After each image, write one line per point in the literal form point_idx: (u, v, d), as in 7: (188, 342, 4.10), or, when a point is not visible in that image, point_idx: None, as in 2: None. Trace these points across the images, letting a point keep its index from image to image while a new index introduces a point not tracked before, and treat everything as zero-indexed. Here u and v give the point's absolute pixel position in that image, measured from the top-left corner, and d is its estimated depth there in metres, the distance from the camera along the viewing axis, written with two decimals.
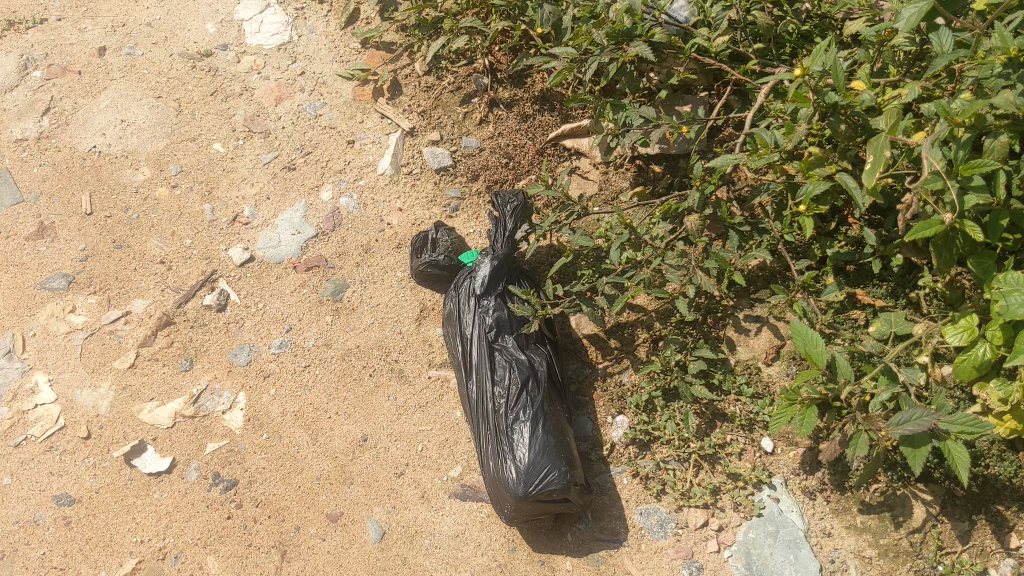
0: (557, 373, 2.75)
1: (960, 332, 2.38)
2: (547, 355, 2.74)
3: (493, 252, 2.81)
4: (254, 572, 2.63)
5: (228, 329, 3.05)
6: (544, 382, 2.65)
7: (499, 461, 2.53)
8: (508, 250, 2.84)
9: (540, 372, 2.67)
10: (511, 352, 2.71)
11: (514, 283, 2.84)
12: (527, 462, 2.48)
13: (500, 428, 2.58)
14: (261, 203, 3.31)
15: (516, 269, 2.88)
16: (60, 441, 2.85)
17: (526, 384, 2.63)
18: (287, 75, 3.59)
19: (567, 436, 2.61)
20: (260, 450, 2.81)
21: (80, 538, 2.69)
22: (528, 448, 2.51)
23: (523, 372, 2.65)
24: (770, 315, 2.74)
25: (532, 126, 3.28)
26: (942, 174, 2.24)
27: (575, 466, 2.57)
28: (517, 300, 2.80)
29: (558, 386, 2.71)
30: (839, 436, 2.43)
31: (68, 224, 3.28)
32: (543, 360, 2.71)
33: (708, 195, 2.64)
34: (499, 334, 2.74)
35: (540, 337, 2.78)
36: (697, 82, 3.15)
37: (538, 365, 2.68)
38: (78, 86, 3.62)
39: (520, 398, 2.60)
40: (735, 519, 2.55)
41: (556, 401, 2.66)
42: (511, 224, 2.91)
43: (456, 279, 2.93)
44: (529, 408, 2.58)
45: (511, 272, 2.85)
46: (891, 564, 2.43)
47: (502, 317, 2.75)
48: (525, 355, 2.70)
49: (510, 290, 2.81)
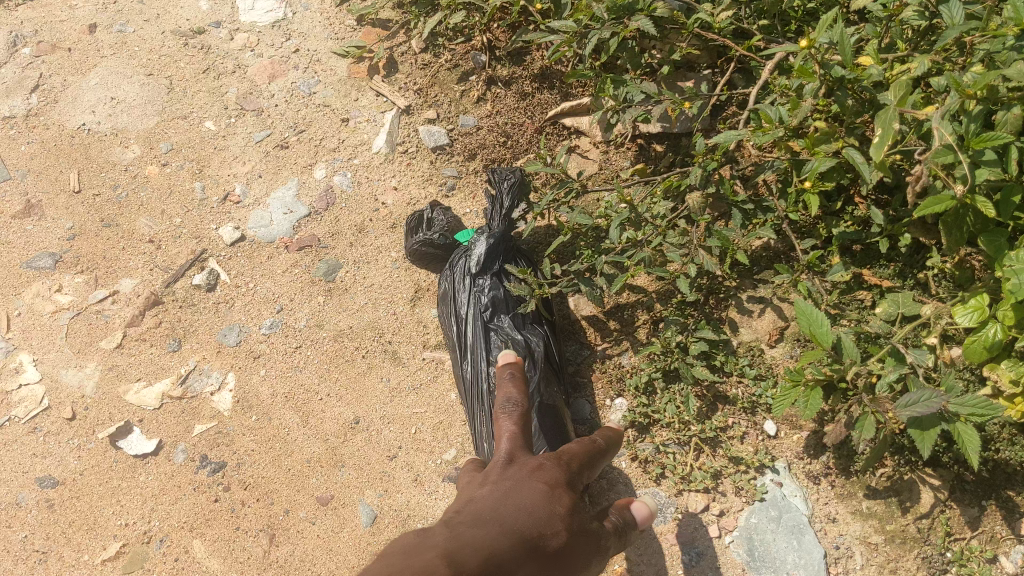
0: (557, 350, 2.68)
1: (970, 313, 2.28)
2: (546, 333, 2.67)
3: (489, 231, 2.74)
4: (242, 556, 2.56)
5: (218, 309, 2.97)
6: (541, 361, 2.59)
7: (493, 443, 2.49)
8: (504, 228, 2.77)
9: (537, 352, 2.60)
10: (508, 331, 2.64)
11: (511, 260, 2.76)
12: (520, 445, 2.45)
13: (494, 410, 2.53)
14: (253, 181, 3.24)
15: (515, 246, 2.80)
16: (44, 422, 2.78)
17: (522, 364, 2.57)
18: (281, 53, 3.51)
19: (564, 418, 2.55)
20: (249, 432, 2.74)
21: (63, 520, 2.63)
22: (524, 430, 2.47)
23: (519, 353, 2.59)
24: (773, 295, 2.66)
25: (531, 104, 3.20)
26: (954, 147, 2.14)
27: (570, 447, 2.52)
28: (515, 278, 2.73)
29: (557, 365, 2.64)
30: (846, 419, 2.33)
31: (56, 202, 3.21)
32: (541, 339, 2.64)
33: (710, 171, 2.58)
34: (495, 314, 2.67)
35: (540, 314, 2.70)
36: (700, 59, 3.07)
37: (535, 344, 2.62)
38: (67, 63, 3.55)
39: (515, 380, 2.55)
40: (736, 504, 2.48)
41: (554, 381, 2.60)
42: (508, 201, 2.82)
43: (452, 259, 2.84)
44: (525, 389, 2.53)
45: (509, 249, 2.77)
46: (899, 551, 2.34)
47: (498, 297, 2.68)
48: (522, 335, 2.63)
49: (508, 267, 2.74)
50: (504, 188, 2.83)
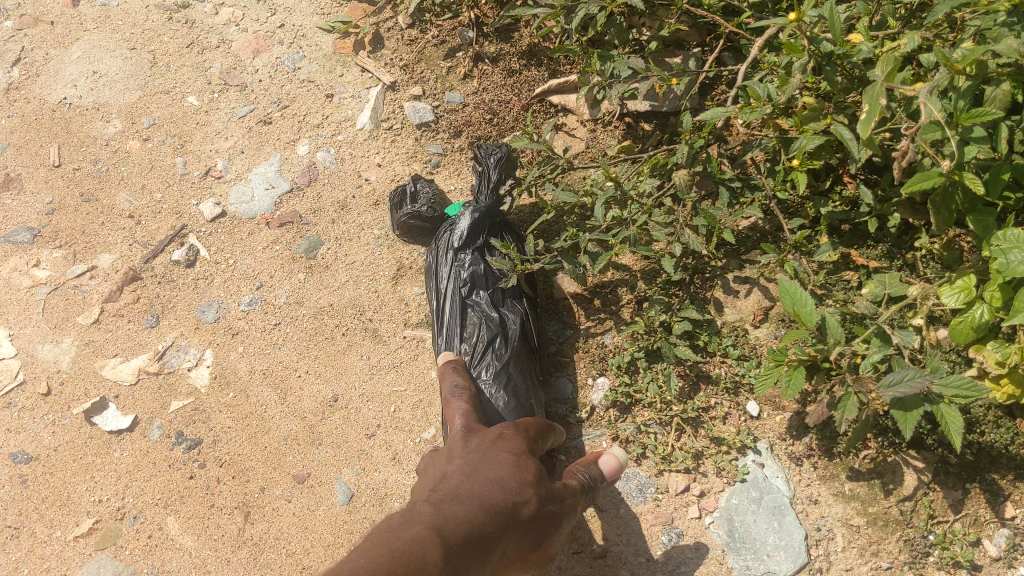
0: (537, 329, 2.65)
1: (956, 293, 2.23)
2: (526, 311, 2.64)
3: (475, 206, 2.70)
4: (217, 534, 2.53)
5: (197, 285, 2.93)
6: (517, 338, 2.56)
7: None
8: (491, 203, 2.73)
9: (513, 330, 2.57)
10: (486, 307, 2.61)
11: (497, 236, 2.73)
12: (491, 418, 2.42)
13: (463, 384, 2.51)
14: (235, 157, 3.19)
15: (501, 222, 2.77)
16: (18, 397, 2.74)
17: (497, 340, 2.55)
18: (266, 28, 3.45)
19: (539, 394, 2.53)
20: (226, 409, 2.70)
21: (36, 496, 2.59)
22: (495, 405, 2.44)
23: (494, 330, 2.56)
24: (760, 277, 2.60)
25: (518, 81, 3.16)
26: (942, 124, 2.08)
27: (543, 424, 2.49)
28: (499, 255, 2.70)
29: (537, 342, 2.62)
30: (828, 399, 2.31)
31: (35, 176, 3.16)
32: (520, 316, 2.61)
33: (698, 149, 2.53)
34: (473, 290, 2.64)
35: (521, 292, 2.66)
36: (689, 36, 3.03)
37: (512, 322, 2.59)
38: (49, 36, 3.49)
39: (488, 355, 2.52)
40: (717, 485, 2.44)
41: (531, 357, 2.58)
42: (495, 176, 2.78)
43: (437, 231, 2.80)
44: (499, 365, 2.50)
45: (494, 225, 2.73)
46: (880, 533, 2.31)
47: (478, 272, 2.65)
48: (499, 312, 2.60)
49: (491, 244, 2.71)
50: (493, 163, 2.80)
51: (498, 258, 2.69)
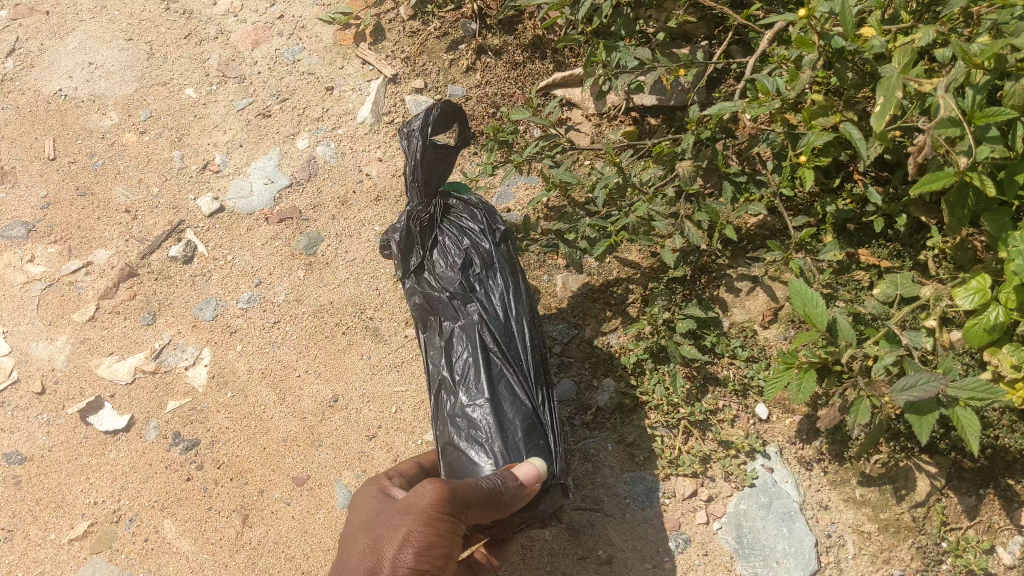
0: (504, 323, 2.30)
1: (971, 295, 2.15)
2: (480, 312, 2.30)
3: (393, 224, 2.41)
4: (214, 537, 2.47)
5: (194, 282, 2.88)
6: (468, 358, 2.23)
7: (444, 463, 2.14)
8: (412, 207, 2.43)
9: (461, 353, 2.24)
10: (435, 327, 2.34)
11: (434, 241, 2.45)
12: (468, 468, 2.08)
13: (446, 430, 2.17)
14: (233, 151, 3.14)
15: (440, 219, 2.48)
16: (12, 396, 2.69)
17: (449, 371, 2.24)
18: (265, 19, 3.40)
19: (518, 409, 2.15)
20: (224, 409, 2.65)
21: (30, 498, 2.54)
22: (471, 446, 2.09)
23: (444, 359, 2.26)
24: (764, 274, 2.55)
25: (521, 74, 3.12)
26: (959, 120, 2.04)
27: (539, 445, 2.09)
28: (436, 263, 2.42)
29: (502, 343, 2.25)
30: (840, 403, 2.23)
31: (30, 169, 3.10)
32: (469, 326, 2.28)
33: (704, 138, 2.51)
34: (428, 312, 2.36)
35: (469, 291, 2.35)
36: (697, 30, 2.97)
37: (460, 340, 2.27)
38: (45, 27, 3.43)
39: (443, 391, 2.23)
40: (726, 489, 2.38)
41: (497, 366, 2.21)
42: (419, 149, 2.45)
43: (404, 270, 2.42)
44: (459, 403, 2.17)
45: (426, 230, 2.44)
46: (892, 540, 2.25)
47: (427, 297, 2.37)
48: (459, 329, 2.29)
49: (427, 254, 2.43)
50: (411, 140, 2.46)
51: (436, 267, 2.41)
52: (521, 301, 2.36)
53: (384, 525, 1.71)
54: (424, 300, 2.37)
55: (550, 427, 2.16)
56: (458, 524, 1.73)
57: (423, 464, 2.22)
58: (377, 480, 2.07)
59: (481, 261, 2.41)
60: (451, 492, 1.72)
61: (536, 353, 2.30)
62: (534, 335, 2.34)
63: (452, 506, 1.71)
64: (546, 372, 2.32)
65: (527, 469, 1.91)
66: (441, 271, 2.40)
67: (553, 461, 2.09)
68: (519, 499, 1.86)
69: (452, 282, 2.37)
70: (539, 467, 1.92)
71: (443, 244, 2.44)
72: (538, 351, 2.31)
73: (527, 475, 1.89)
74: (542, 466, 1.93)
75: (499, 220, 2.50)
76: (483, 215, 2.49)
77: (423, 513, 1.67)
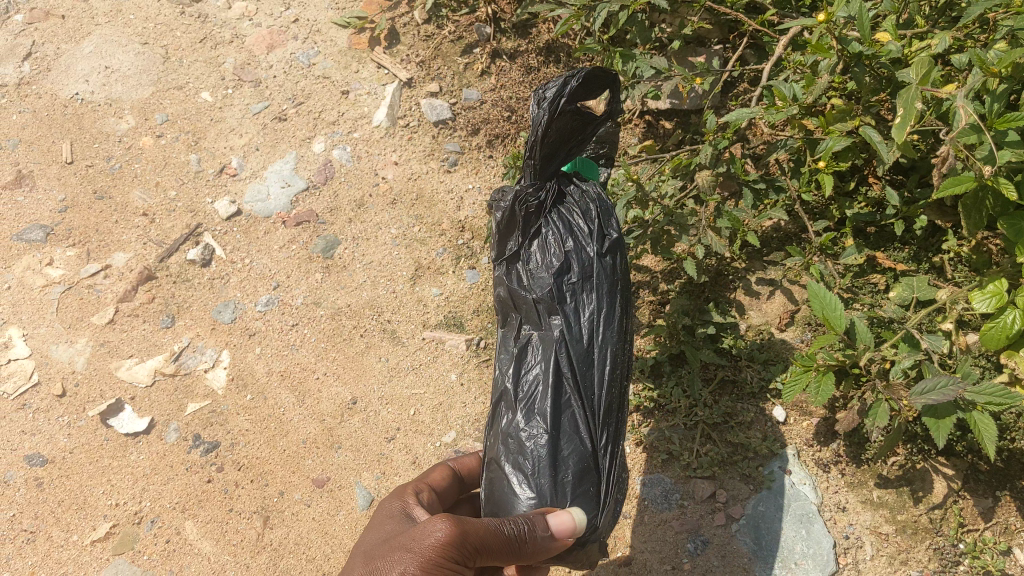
0: (586, 349, 1.97)
1: (988, 298, 2.17)
2: (562, 329, 1.99)
3: (501, 202, 2.17)
4: (235, 539, 2.48)
5: (213, 285, 2.90)
6: (539, 377, 1.94)
7: (488, 480, 1.92)
8: (521, 189, 2.16)
9: (532, 368, 1.96)
10: (513, 327, 2.07)
11: (537, 230, 2.16)
12: (506, 498, 1.85)
13: (494, 450, 1.93)
14: (250, 154, 3.16)
15: (552, 207, 2.18)
16: (33, 398, 2.70)
17: (515, 385, 1.96)
18: (280, 23, 3.42)
19: (575, 448, 1.86)
20: (243, 412, 2.67)
21: (52, 499, 2.55)
22: (516, 471, 1.86)
23: (513, 370, 1.98)
24: (783, 278, 2.62)
25: (536, 78, 3.17)
26: (978, 127, 2.06)
27: (587, 492, 1.83)
28: (533, 256, 2.12)
29: (578, 370, 1.94)
30: (858, 407, 2.26)
31: (48, 173, 3.12)
32: (547, 340, 1.99)
33: (721, 150, 2.52)
34: (508, 315, 2.10)
35: (558, 301, 2.03)
36: (711, 34, 2.98)
37: (535, 353, 1.99)
38: (61, 30, 3.45)
39: (503, 404, 1.96)
40: (744, 492, 2.35)
41: (565, 393, 1.91)
42: (543, 118, 2.14)
43: (499, 250, 2.17)
44: (514, 423, 1.91)
45: (532, 216, 2.16)
46: (909, 542, 2.23)
47: (505, 296, 2.11)
48: (529, 339, 2.01)
49: (525, 244, 2.14)
50: (541, 111, 2.15)
51: (531, 260, 2.12)
52: (613, 329, 2.02)
53: (384, 558, 1.65)
54: (509, 294, 2.09)
55: (606, 475, 1.87)
56: (463, 568, 1.63)
57: (460, 471, 2.11)
58: (401, 494, 1.96)
59: (580, 270, 2.08)
60: (461, 536, 1.60)
61: (615, 390, 1.97)
62: (620, 369, 2.01)
63: (459, 552, 1.60)
64: (622, 408, 2.00)
65: (563, 519, 1.67)
66: (534, 268, 2.10)
67: (600, 511, 1.83)
68: (548, 550, 1.68)
69: (543, 286, 2.06)
70: (578, 520, 1.68)
71: (546, 237, 2.14)
72: (619, 386, 1.99)
73: (562, 528, 1.66)
74: (583, 519, 1.69)
75: (614, 225, 2.16)
76: (597, 213, 2.16)
77: (423, 554, 1.59)
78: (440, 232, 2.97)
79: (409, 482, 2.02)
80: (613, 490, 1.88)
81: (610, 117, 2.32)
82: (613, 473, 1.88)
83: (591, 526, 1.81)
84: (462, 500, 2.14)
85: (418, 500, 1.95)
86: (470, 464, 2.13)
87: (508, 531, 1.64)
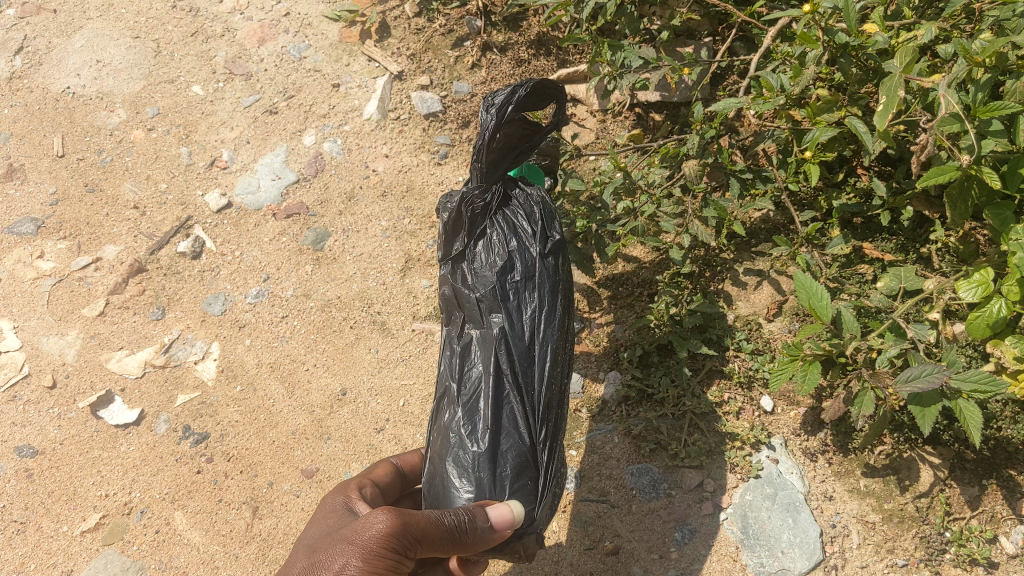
0: (527, 345, 2.01)
1: (974, 288, 2.12)
2: (503, 325, 2.02)
3: (447, 204, 2.22)
4: (224, 529, 2.48)
5: (203, 277, 2.91)
6: (481, 373, 1.97)
7: (430, 475, 1.93)
8: (468, 191, 2.21)
9: (474, 365, 1.98)
10: (457, 325, 2.10)
11: (483, 231, 2.21)
12: (447, 492, 1.86)
13: (436, 447, 1.95)
14: (241, 147, 3.16)
15: (497, 209, 2.24)
16: (23, 390, 2.71)
17: (458, 382, 1.98)
18: (271, 16, 3.44)
19: (514, 443, 1.88)
20: (233, 403, 2.67)
21: (42, 491, 2.55)
22: (455, 464, 1.87)
23: (457, 367, 2.01)
24: (771, 269, 2.65)
25: (527, 71, 3.16)
26: (961, 116, 2.03)
27: (525, 486, 1.84)
28: (478, 257, 2.18)
29: (519, 366, 1.97)
30: (845, 394, 2.25)
31: (38, 166, 3.12)
32: (488, 338, 2.02)
33: (709, 140, 2.52)
34: (452, 314, 2.13)
35: (500, 300, 2.07)
36: (701, 26, 3.00)
37: (476, 351, 2.01)
38: (52, 24, 3.47)
39: (445, 400, 1.99)
40: (731, 481, 2.35)
41: (505, 390, 1.94)
42: (493, 121, 2.22)
43: (447, 251, 2.23)
44: (454, 419, 1.93)
45: (478, 217, 2.21)
46: (895, 530, 2.23)
47: (449, 294, 2.15)
48: (472, 336, 2.04)
49: (471, 244, 2.20)
50: (490, 116, 2.23)
51: (476, 260, 2.17)
52: (554, 327, 2.07)
53: (326, 552, 1.66)
54: (454, 293, 2.13)
55: (544, 469, 1.88)
56: (405, 560, 1.64)
57: (402, 469, 2.13)
58: (344, 490, 1.97)
59: (523, 268, 2.13)
60: (402, 526, 1.62)
61: (555, 386, 2.01)
62: (559, 366, 2.05)
63: (401, 543, 1.62)
64: (562, 404, 2.04)
65: (501, 511, 1.71)
66: (479, 268, 2.15)
67: (538, 505, 1.85)
68: (487, 542, 1.70)
69: (486, 285, 2.10)
70: (516, 512, 1.72)
71: (491, 238, 2.20)
72: (559, 383, 2.03)
73: (500, 519, 1.70)
74: (520, 511, 1.73)
75: (555, 228, 2.25)
76: (540, 216, 2.25)
77: (366, 546, 1.60)
78: (430, 224, 2.96)
79: (353, 478, 2.03)
80: (552, 482, 1.90)
81: (557, 125, 2.45)
82: (552, 467, 1.90)
83: (528, 518, 1.82)
84: (405, 496, 2.15)
85: (361, 495, 1.96)
86: (413, 461, 2.16)
87: (449, 521, 1.66)
